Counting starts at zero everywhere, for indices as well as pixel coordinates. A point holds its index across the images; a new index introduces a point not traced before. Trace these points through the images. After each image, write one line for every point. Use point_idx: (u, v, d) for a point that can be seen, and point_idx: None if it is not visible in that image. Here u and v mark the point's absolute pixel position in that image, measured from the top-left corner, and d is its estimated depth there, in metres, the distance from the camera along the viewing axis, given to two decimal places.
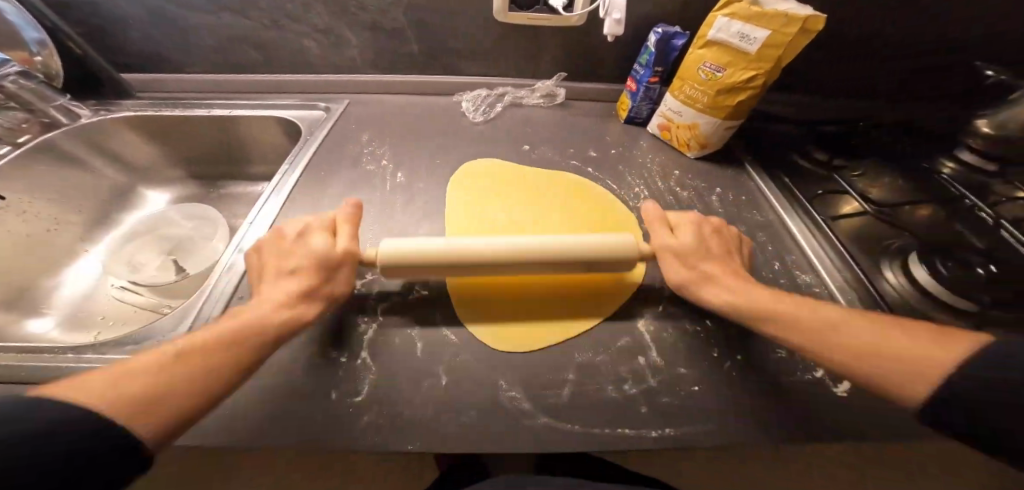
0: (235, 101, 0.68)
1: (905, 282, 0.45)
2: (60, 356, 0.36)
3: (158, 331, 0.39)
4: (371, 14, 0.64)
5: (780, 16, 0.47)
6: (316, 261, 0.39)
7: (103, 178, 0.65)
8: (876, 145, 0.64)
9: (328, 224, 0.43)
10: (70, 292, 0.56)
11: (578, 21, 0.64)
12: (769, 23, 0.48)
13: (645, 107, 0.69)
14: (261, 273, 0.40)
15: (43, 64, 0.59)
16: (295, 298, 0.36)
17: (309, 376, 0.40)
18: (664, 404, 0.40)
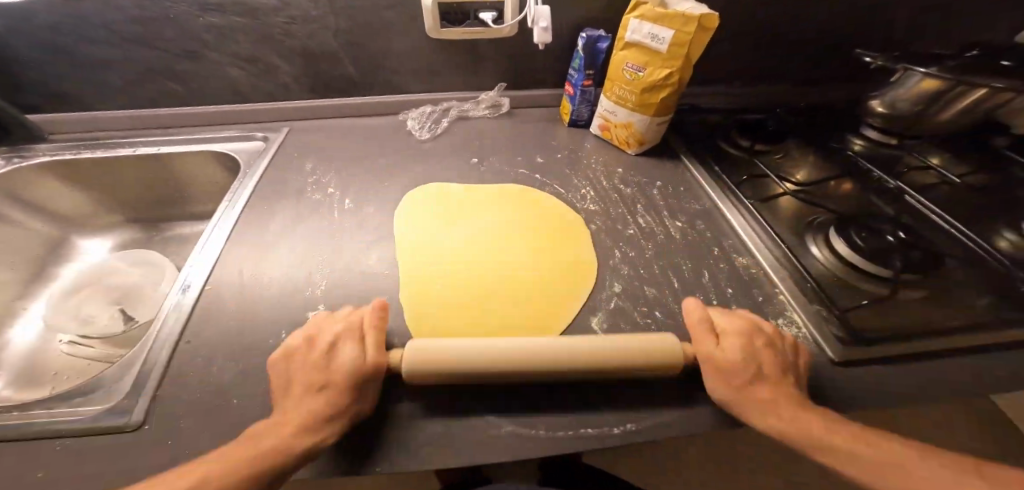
0: (165, 137, 0.66)
1: (831, 256, 0.50)
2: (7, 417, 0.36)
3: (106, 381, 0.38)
4: (299, 40, 0.63)
5: (680, 16, 0.51)
6: (344, 387, 0.34)
7: (34, 231, 0.61)
8: (795, 130, 0.69)
9: (356, 330, 0.39)
10: (14, 352, 0.53)
11: (511, 32, 0.66)
12: (671, 22, 0.52)
13: (585, 109, 0.71)
14: (282, 391, 0.35)
15: None
16: (316, 421, 0.32)
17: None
18: (623, 398, 0.42)
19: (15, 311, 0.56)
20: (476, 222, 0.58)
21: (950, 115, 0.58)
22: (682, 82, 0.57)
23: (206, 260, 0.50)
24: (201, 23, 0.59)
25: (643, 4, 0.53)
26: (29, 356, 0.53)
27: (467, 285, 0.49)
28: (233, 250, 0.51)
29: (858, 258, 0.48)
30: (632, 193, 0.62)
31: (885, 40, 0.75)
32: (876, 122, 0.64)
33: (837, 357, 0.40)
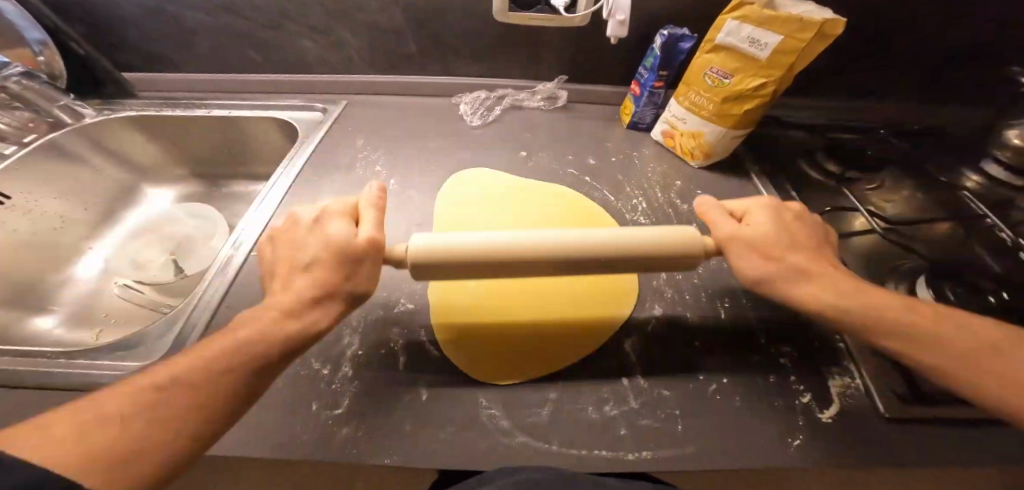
0: (233, 102, 0.69)
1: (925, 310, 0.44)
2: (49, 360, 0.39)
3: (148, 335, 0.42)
4: (367, 15, 0.63)
5: (793, 21, 0.44)
6: (335, 253, 0.35)
7: (108, 175, 0.67)
8: (892, 155, 0.60)
9: (349, 210, 0.39)
10: (80, 287, 0.59)
11: (581, 23, 0.62)
12: (781, 26, 0.45)
13: (649, 111, 0.66)
14: (274, 273, 0.37)
15: (46, 65, 0.62)
16: (308, 302, 0.33)
17: (293, 390, 0.41)
18: (643, 424, 0.40)
19: (81, 250, 0.62)
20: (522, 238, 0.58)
21: None
22: (775, 93, 0.51)
23: (254, 222, 0.53)
24: None
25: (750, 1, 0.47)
26: (88, 295, 0.59)
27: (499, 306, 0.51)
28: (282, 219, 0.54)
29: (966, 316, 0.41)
30: (688, 212, 0.57)
31: None
32: None
33: (887, 414, 0.39)
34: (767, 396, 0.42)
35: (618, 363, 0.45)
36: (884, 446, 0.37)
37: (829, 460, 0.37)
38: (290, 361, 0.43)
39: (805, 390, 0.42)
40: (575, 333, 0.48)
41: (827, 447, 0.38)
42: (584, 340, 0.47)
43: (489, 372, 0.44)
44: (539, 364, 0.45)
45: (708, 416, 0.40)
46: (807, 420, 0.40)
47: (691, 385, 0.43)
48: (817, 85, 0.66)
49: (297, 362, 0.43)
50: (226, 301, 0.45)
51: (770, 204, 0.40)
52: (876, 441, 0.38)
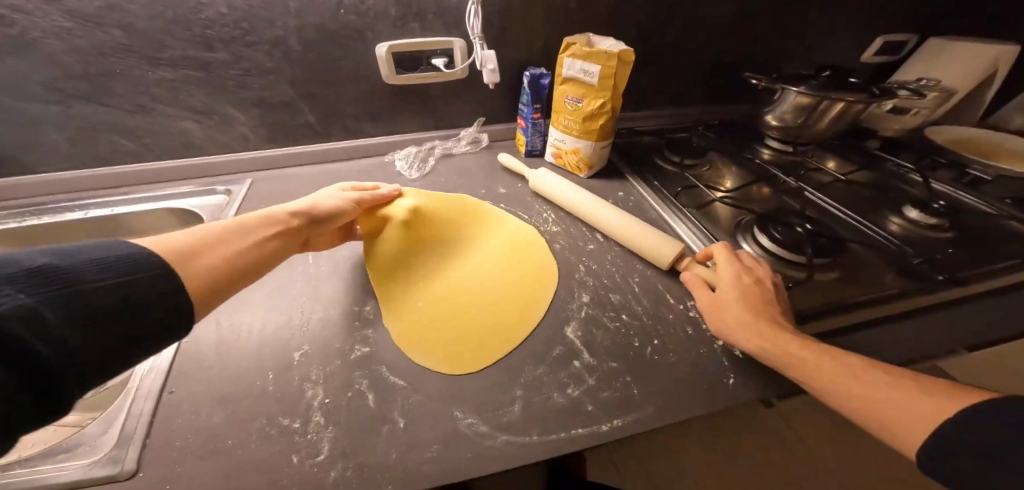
0: (115, 197, 0.64)
1: (760, 250, 0.57)
2: None
3: (87, 436, 0.39)
4: (256, 91, 0.66)
5: (603, 54, 0.59)
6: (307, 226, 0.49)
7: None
8: (713, 144, 0.80)
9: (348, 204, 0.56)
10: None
11: (462, 74, 0.73)
12: (597, 59, 0.60)
13: (538, 139, 0.78)
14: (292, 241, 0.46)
15: None
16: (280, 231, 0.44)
17: (265, 449, 0.39)
18: (605, 396, 0.47)
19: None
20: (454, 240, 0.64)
21: (824, 127, 0.70)
22: (615, 107, 0.65)
23: None
24: (152, 77, 0.60)
25: (574, 44, 0.61)
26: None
27: (461, 313, 0.56)
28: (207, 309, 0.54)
29: (782, 250, 0.56)
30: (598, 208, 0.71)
31: (773, 64, 0.90)
32: (774, 133, 0.75)
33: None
34: (688, 345, 0.53)
35: (569, 350, 0.52)
36: None
37: (746, 382, 0.49)
38: (254, 425, 0.42)
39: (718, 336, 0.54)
40: (524, 301, 0.57)
41: (745, 376, 0.49)
42: (532, 307, 0.57)
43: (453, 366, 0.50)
44: (503, 341, 0.53)
45: (648, 371, 0.50)
46: (731, 360, 0.51)
47: (631, 350, 0.52)
48: (651, 97, 0.86)
49: (261, 424, 0.42)
50: (167, 389, 0.44)
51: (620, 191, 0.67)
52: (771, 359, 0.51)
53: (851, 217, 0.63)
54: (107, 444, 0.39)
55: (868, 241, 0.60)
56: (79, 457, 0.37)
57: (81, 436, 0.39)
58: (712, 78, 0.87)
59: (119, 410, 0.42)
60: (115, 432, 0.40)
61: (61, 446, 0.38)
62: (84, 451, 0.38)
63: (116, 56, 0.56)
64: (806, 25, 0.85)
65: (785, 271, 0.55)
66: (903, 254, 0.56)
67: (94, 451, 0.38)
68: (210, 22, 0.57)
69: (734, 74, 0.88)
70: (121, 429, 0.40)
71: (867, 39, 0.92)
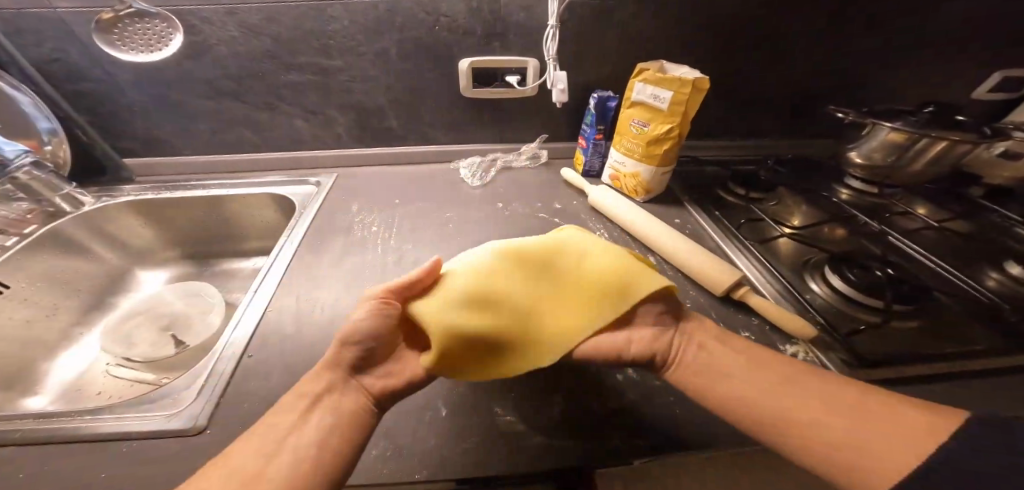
0: (227, 181, 0.76)
1: (830, 290, 0.54)
2: (80, 417, 0.41)
3: (173, 389, 0.44)
4: (355, 95, 0.75)
5: (676, 80, 0.61)
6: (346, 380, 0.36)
7: (103, 262, 0.72)
8: (783, 178, 0.77)
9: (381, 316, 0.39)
10: (64, 377, 0.60)
11: (532, 91, 0.78)
12: (669, 85, 0.62)
13: (596, 160, 0.81)
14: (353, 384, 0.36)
15: (52, 152, 0.65)
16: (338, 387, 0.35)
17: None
18: (644, 414, 0.46)
19: (73, 336, 0.64)
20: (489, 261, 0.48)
21: (919, 167, 0.65)
22: (682, 133, 0.66)
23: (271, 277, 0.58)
24: (283, 79, 0.70)
25: (647, 70, 0.64)
26: (77, 378, 0.60)
27: None
28: (288, 286, 0.57)
29: (856, 293, 0.52)
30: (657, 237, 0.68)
31: (857, 102, 0.85)
32: (857, 172, 0.71)
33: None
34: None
35: (610, 364, 0.53)
36: None
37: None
38: None
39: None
40: None
41: None
42: None
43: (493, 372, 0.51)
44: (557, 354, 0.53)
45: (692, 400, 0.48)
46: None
47: None
48: (717, 126, 0.85)
49: None
50: (248, 354, 0.48)
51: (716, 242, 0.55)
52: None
53: (942, 267, 0.57)
54: (184, 399, 0.42)
55: (956, 292, 0.54)
56: (159, 410, 0.41)
57: (169, 390, 0.43)
58: (786, 112, 0.85)
59: (202, 368, 0.46)
60: (194, 388, 0.44)
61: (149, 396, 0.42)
62: (166, 403, 0.42)
63: (255, 60, 0.67)
64: (897, 62, 0.81)
65: (855, 314, 0.51)
66: (1000, 309, 0.51)
67: (174, 404, 0.42)
68: (334, 33, 0.67)
69: (811, 109, 0.85)
70: (200, 387, 0.43)
71: (971, 80, 0.85)
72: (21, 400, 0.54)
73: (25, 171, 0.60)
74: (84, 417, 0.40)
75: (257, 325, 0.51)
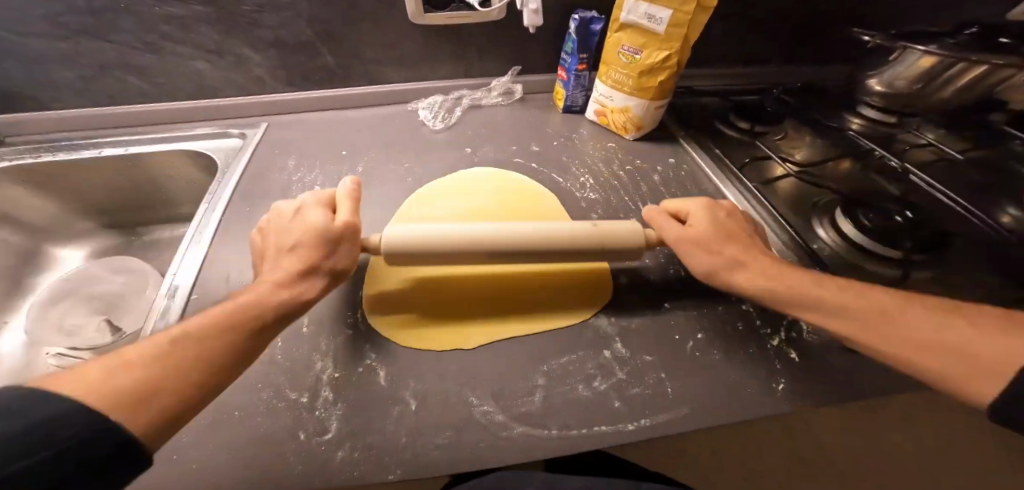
0: (130, 138, 0.61)
1: (838, 237, 0.48)
2: None
3: None
4: (272, 28, 0.59)
5: None
6: (317, 236, 0.39)
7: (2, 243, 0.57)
8: (790, 111, 0.68)
9: (327, 200, 0.45)
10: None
11: (499, 15, 0.63)
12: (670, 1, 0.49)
13: (580, 94, 0.68)
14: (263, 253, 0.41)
15: None
16: (296, 276, 0.37)
17: (272, 420, 0.36)
18: (635, 392, 0.40)
19: None
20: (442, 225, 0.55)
21: (949, 92, 0.56)
22: (681, 64, 0.55)
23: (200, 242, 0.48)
24: (158, 12, 0.54)
25: None
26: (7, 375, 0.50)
27: (475, 294, 0.50)
28: (216, 260, 0.47)
29: (869, 241, 0.45)
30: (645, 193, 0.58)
31: (875, 19, 0.74)
32: (873, 100, 0.62)
33: (845, 343, 0.44)
34: (734, 340, 0.45)
35: (599, 336, 0.46)
36: (830, 364, 0.42)
37: (804, 391, 0.40)
38: (260, 397, 0.38)
39: (772, 332, 0.46)
40: (570, 296, 0.50)
41: (821, 389, 0.40)
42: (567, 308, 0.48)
43: (439, 340, 0.45)
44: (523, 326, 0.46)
45: (692, 372, 0.41)
46: (784, 363, 0.43)
47: (672, 344, 0.44)
48: (717, 53, 0.73)
49: (266, 396, 0.38)
50: None
51: (706, 204, 0.45)
52: (842, 366, 0.42)
53: (960, 207, 0.51)
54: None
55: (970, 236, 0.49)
56: None
57: None
58: (797, 31, 0.73)
59: None
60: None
61: None
62: None
63: None
64: None
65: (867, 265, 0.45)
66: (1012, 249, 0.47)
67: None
68: None
69: (822, 29, 0.73)
70: None
71: None
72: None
73: None
74: None
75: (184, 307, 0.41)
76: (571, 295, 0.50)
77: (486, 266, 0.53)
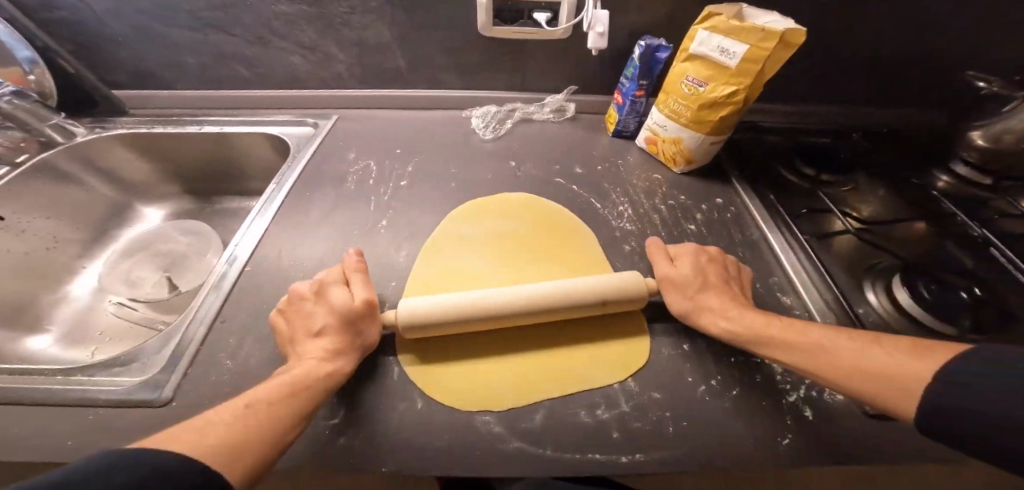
0: (224, 118, 0.70)
1: (891, 306, 0.44)
2: (50, 377, 0.40)
3: (144, 353, 0.42)
4: (356, 30, 0.65)
5: (756, 30, 0.46)
6: (339, 316, 0.40)
7: (99, 195, 0.67)
8: (865, 159, 0.63)
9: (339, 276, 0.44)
10: (72, 308, 0.59)
11: (563, 34, 0.64)
12: (745, 35, 0.47)
13: (633, 120, 0.67)
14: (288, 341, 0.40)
15: (37, 82, 0.62)
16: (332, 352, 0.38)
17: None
18: (636, 427, 0.40)
19: (76, 271, 0.62)
20: (474, 254, 0.53)
21: None
22: (747, 101, 0.52)
23: (263, 218, 0.55)
24: (271, 10, 0.61)
25: (717, 13, 0.49)
26: (83, 314, 0.59)
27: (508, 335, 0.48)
28: (272, 239, 0.53)
29: (917, 309, 0.43)
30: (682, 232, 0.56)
31: (988, 67, 0.66)
32: (971, 155, 0.59)
33: (870, 411, 0.41)
34: (753, 393, 0.43)
35: (614, 365, 0.46)
36: (846, 431, 0.39)
37: (817, 457, 0.38)
38: None
39: (791, 388, 0.43)
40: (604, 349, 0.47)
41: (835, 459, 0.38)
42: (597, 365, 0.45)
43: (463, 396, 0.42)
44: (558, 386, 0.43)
45: (706, 419, 0.40)
46: (796, 420, 0.41)
47: (681, 386, 0.43)
48: (791, 90, 0.69)
49: None
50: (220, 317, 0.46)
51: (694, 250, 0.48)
52: (863, 436, 0.39)
53: None
54: (155, 365, 0.41)
55: None
56: (131, 375, 0.40)
57: (140, 352, 0.42)
58: (889, 73, 0.66)
59: (175, 330, 0.44)
60: (167, 351, 0.42)
61: (119, 359, 0.41)
62: (134, 369, 0.40)
63: None
64: None
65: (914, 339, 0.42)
66: None
67: (147, 368, 0.41)
68: None
69: (918, 75, 0.67)
70: (172, 352, 0.42)
71: None
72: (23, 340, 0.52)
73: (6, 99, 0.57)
74: (53, 379, 0.39)
75: (234, 280, 0.48)
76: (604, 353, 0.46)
77: (526, 308, 0.50)
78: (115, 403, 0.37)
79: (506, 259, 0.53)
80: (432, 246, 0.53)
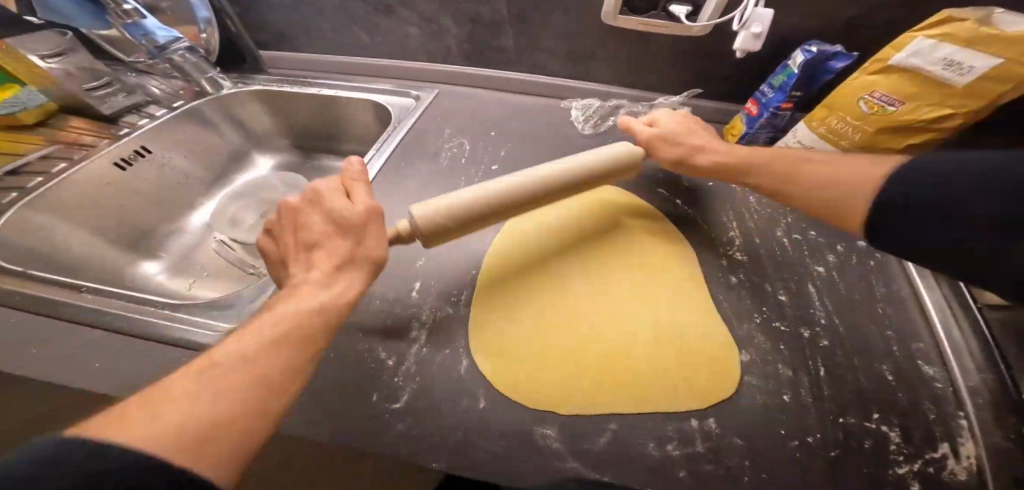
0: (339, 83, 0.73)
1: None
2: (154, 308, 0.42)
3: (238, 299, 0.43)
4: (477, 6, 0.63)
5: None
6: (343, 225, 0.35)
7: (225, 141, 0.74)
8: None
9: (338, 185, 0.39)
10: (183, 239, 0.66)
11: (700, 32, 0.56)
12: (1006, 48, 0.34)
13: (763, 135, 0.58)
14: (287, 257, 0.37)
15: (206, 40, 0.69)
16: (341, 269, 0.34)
17: (357, 372, 0.39)
18: (709, 471, 0.33)
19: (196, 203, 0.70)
20: (561, 253, 0.51)
21: None
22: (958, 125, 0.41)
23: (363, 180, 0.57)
24: None
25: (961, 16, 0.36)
26: (191, 246, 0.66)
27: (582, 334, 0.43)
28: None
29: None
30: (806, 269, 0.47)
31: None
32: None
33: None
34: (851, 455, 0.33)
35: (692, 390, 0.38)
36: None
37: None
38: (355, 344, 0.41)
39: (903, 458, 0.33)
40: (691, 377, 0.39)
41: None
42: (679, 390, 0.38)
43: (528, 387, 0.39)
44: (629, 395, 0.38)
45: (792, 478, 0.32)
46: None
47: (765, 431, 0.35)
48: None
49: (363, 344, 0.41)
50: None
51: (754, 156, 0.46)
52: None
53: None
54: (246, 315, 0.41)
55: None
56: (224, 320, 0.40)
57: (235, 298, 0.43)
58: None
59: (269, 280, 0.45)
60: (256, 304, 0.42)
61: (217, 303, 0.42)
62: (226, 315, 0.41)
63: None
64: None
65: None
66: None
67: (237, 317, 0.41)
68: None
69: None
70: (263, 304, 0.42)
71: None
72: (139, 264, 0.59)
73: (180, 53, 0.66)
74: (156, 310, 0.41)
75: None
76: (687, 377, 0.39)
77: (602, 310, 0.44)
78: (202, 347, 0.38)
79: (590, 261, 0.50)
80: (517, 237, 0.53)
